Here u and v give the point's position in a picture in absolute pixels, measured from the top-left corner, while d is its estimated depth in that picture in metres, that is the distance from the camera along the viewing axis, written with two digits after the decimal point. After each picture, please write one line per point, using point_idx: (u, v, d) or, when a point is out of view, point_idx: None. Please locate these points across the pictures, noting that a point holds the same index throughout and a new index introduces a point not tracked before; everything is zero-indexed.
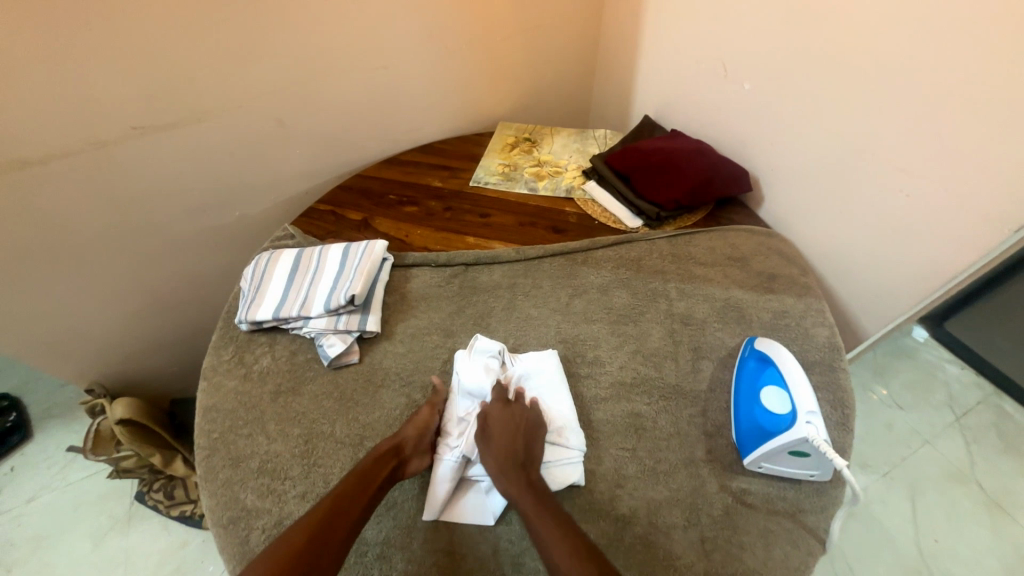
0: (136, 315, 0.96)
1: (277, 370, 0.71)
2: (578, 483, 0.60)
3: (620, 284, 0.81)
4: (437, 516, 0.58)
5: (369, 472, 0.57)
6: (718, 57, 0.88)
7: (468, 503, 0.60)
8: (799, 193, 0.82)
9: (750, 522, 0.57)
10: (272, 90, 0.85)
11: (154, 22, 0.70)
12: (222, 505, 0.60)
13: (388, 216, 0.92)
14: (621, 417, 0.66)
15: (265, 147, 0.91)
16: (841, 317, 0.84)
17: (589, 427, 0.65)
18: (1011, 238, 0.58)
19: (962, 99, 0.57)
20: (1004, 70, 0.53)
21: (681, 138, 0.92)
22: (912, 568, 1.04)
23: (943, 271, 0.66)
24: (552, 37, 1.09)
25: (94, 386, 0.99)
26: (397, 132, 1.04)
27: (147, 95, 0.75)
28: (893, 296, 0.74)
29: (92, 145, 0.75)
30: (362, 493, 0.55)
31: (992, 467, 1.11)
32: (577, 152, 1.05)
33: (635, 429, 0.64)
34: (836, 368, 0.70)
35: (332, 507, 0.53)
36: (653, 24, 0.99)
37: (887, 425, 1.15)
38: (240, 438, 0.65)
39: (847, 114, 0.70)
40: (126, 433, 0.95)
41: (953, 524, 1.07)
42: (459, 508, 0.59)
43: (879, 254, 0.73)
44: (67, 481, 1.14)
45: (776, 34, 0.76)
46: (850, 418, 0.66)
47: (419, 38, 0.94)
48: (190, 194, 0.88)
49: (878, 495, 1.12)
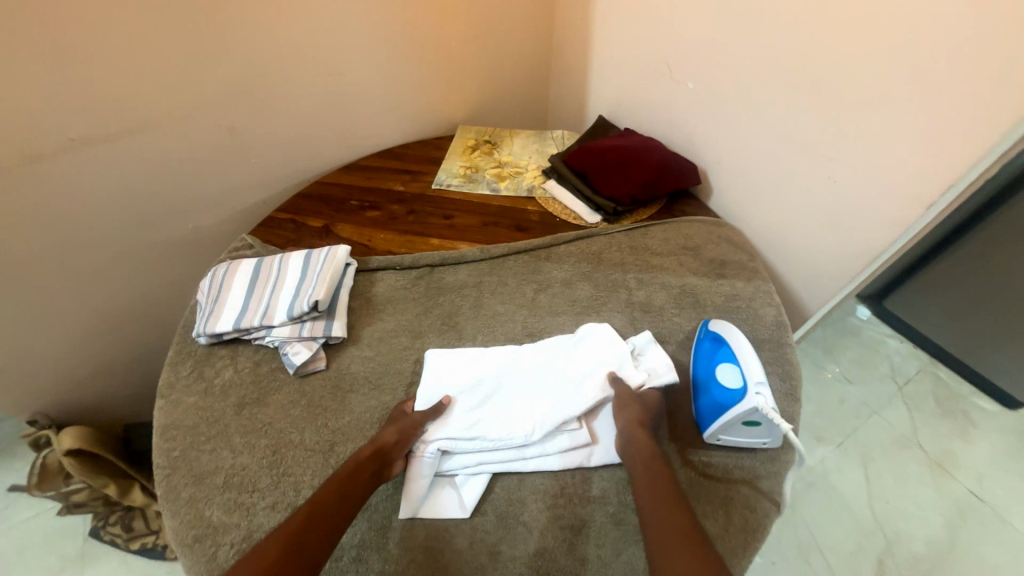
0: (84, 337, 0.91)
1: (240, 382, 0.69)
2: (550, 469, 0.62)
3: (583, 277, 0.83)
4: (413, 514, 0.59)
5: (348, 477, 0.55)
6: (662, 57, 0.92)
7: (445, 497, 0.61)
8: (743, 184, 0.88)
9: (711, 492, 0.61)
10: (222, 96, 0.83)
11: (92, 29, 0.68)
12: (187, 524, 0.58)
13: (350, 221, 0.91)
14: None
15: (218, 155, 0.89)
16: (788, 298, 0.90)
17: None
18: (925, 215, 0.64)
19: (875, 93, 0.64)
20: (907, 66, 0.60)
21: (633, 136, 0.96)
22: (867, 529, 1.08)
23: (870, 249, 0.72)
24: (507, 41, 1.12)
25: (38, 416, 0.93)
26: (356, 137, 1.04)
27: (86, 105, 0.72)
28: (830, 275, 0.80)
29: (25, 159, 0.70)
30: (342, 498, 0.53)
31: (930, 430, 1.22)
32: (536, 152, 1.08)
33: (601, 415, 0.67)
34: (783, 344, 0.75)
35: (312, 511, 0.51)
36: (602, 26, 1.04)
37: (841, 401, 1.27)
38: (203, 454, 0.63)
39: (779, 106, 0.76)
40: (76, 465, 0.89)
41: (903, 488, 1.13)
42: (436, 503, 0.60)
43: (815, 236, 0.79)
44: (9, 523, 1.05)
45: (714, 34, 0.81)
46: (798, 388, 0.71)
47: (373, 42, 0.94)
48: (138, 207, 0.85)
49: (834, 464, 1.17)
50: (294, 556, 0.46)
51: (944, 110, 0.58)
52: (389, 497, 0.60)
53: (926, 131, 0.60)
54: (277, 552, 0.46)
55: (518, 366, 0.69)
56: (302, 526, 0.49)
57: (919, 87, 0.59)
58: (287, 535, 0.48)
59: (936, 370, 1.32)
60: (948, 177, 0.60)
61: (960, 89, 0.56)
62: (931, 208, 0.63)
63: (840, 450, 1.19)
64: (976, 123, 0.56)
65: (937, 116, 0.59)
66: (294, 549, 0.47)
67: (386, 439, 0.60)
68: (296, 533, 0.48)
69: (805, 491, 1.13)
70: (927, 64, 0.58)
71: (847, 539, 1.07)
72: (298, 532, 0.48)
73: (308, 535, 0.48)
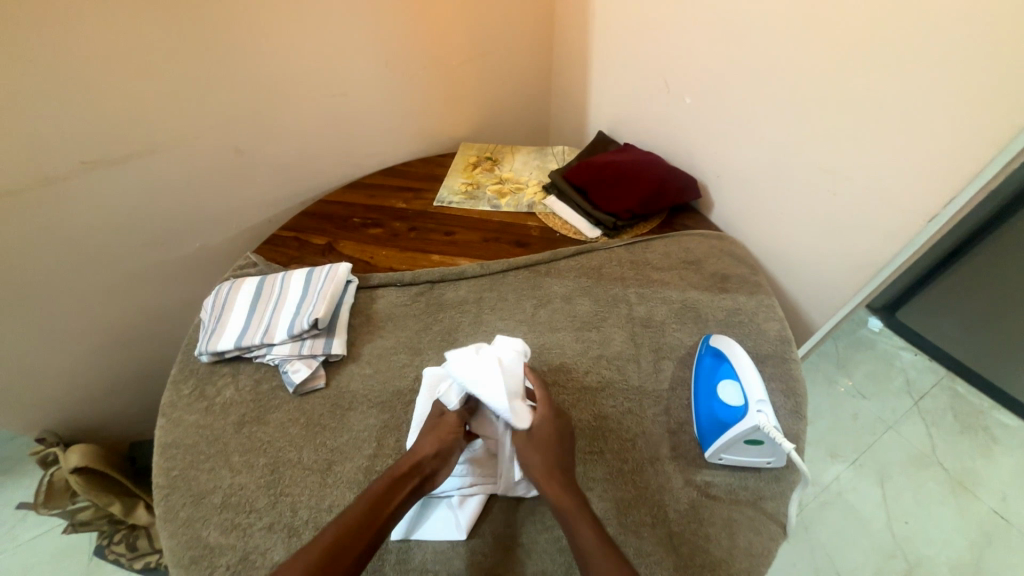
0: (93, 355, 0.93)
1: (241, 401, 0.69)
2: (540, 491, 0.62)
3: (583, 293, 0.83)
4: (406, 536, 0.58)
5: (383, 497, 0.54)
6: (660, 74, 0.94)
7: (437, 519, 0.59)
8: (743, 197, 0.88)
9: (714, 514, 0.59)
10: (230, 119, 0.86)
11: (108, 58, 0.71)
12: (184, 545, 0.58)
13: (352, 239, 0.92)
14: (589, 422, 0.67)
15: (225, 176, 0.91)
16: (793, 312, 0.89)
17: None
18: (926, 228, 0.64)
19: (872, 105, 0.64)
20: (903, 79, 0.60)
21: (633, 151, 0.97)
22: (886, 551, 1.04)
23: (875, 262, 0.71)
24: (507, 62, 1.15)
25: (46, 434, 0.94)
26: (360, 157, 1.06)
27: (100, 130, 0.75)
28: (834, 289, 0.79)
29: (41, 183, 0.73)
30: (368, 528, 0.52)
31: (949, 447, 1.18)
32: (537, 169, 1.09)
33: (601, 432, 0.66)
34: (788, 360, 0.74)
35: (339, 538, 0.50)
36: (600, 45, 1.06)
37: (855, 416, 1.23)
38: (202, 473, 0.63)
39: (777, 120, 0.76)
40: (81, 483, 0.90)
41: (923, 508, 1.09)
42: (427, 526, 0.59)
43: (818, 250, 0.78)
44: (17, 541, 1.06)
45: (710, 50, 0.82)
46: (803, 405, 0.69)
47: (376, 64, 0.97)
48: (147, 227, 0.87)
49: (849, 482, 1.13)
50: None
51: (941, 122, 0.58)
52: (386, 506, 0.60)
53: (924, 143, 0.60)
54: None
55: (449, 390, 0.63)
56: (323, 561, 0.48)
57: (912, 101, 0.60)
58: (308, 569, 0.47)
59: (954, 384, 1.28)
60: (949, 189, 0.60)
61: (955, 102, 0.56)
62: (931, 221, 0.63)
63: (856, 467, 1.16)
64: (974, 136, 0.56)
65: (934, 128, 0.59)
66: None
67: (428, 446, 0.59)
68: (318, 566, 0.47)
69: (819, 511, 1.10)
70: (921, 77, 0.58)
71: (866, 561, 1.03)
72: (322, 561, 0.48)
73: (331, 563, 0.48)
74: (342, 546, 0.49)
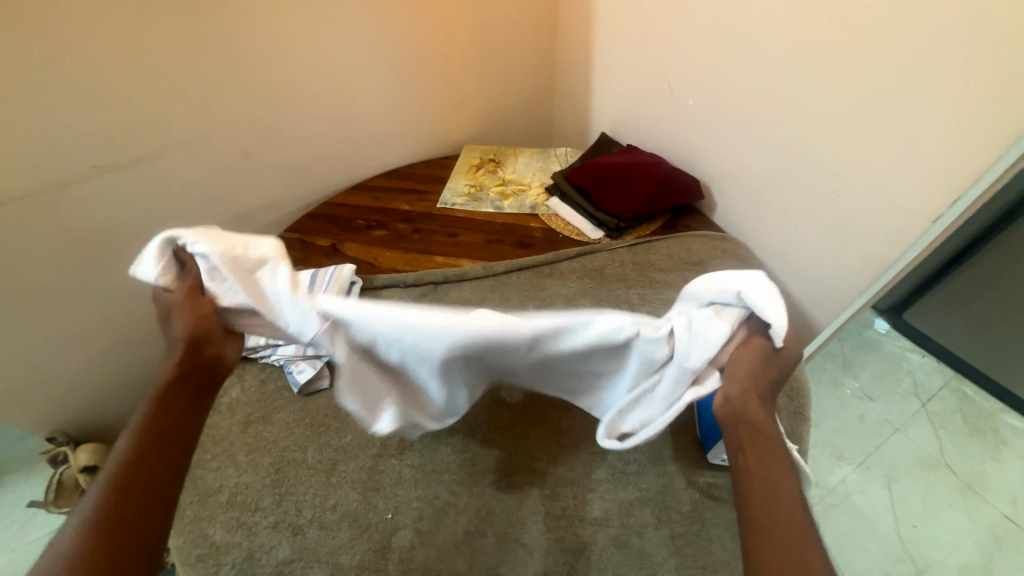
0: (102, 355, 0.94)
1: (246, 401, 0.70)
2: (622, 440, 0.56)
3: (586, 294, 0.83)
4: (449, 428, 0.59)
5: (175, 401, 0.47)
6: (662, 76, 0.94)
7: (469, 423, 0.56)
8: (746, 199, 0.88)
9: (717, 515, 0.60)
10: (237, 123, 0.87)
11: (119, 64, 0.72)
12: (191, 542, 0.59)
13: (356, 241, 0.93)
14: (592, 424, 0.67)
15: (232, 179, 0.92)
16: (797, 314, 0.89)
17: (560, 435, 0.66)
18: (931, 229, 0.63)
19: (874, 106, 0.64)
20: (906, 80, 0.60)
21: (636, 152, 0.97)
22: (893, 554, 1.03)
23: (879, 264, 0.71)
24: (510, 64, 1.15)
25: (57, 433, 0.96)
26: (364, 160, 1.07)
27: (111, 134, 0.76)
28: (838, 291, 0.79)
29: (54, 186, 0.75)
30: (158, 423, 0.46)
31: (956, 449, 1.16)
32: (540, 170, 1.09)
33: None
34: (792, 361, 0.73)
35: (137, 445, 0.44)
36: (603, 47, 1.06)
37: (861, 418, 1.22)
38: (208, 473, 0.64)
39: (779, 121, 0.76)
40: (90, 481, 0.93)
41: (932, 512, 1.08)
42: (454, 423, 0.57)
43: (822, 251, 0.78)
44: (28, 540, 1.07)
45: (713, 51, 0.82)
46: (807, 407, 0.69)
47: (380, 67, 0.98)
48: (156, 230, 0.88)
49: (856, 485, 1.12)
50: (143, 500, 0.42)
51: (943, 122, 0.58)
52: (406, 496, 0.62)
53: (927, 143, 0.60)
54: (113, 508, 0.41)
55: (644, 322, 0.45)
56: (135, 473, 0.43)
57: (914, 101, 0.60)
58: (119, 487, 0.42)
59: (962, 386, 1.27)
60: (952, 190, 0.59)
61: (956, 102, 0.56)
62: (936, 221, 0.62)
63: (863, 469, 1.15)
64: (979, 135, 0.56)
65: (937, 129, 0.59)
66: (132, 498, 0.42)
67: (191, 332, 0.48)
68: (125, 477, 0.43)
69: (826, 514, 1.09)
70: (923, 77, 0.58)
71: (873, 564, 1.02)
72: (135, 468, 0.43)
73: (137, 470, 0.43)
74: (143, 454, 0.44)
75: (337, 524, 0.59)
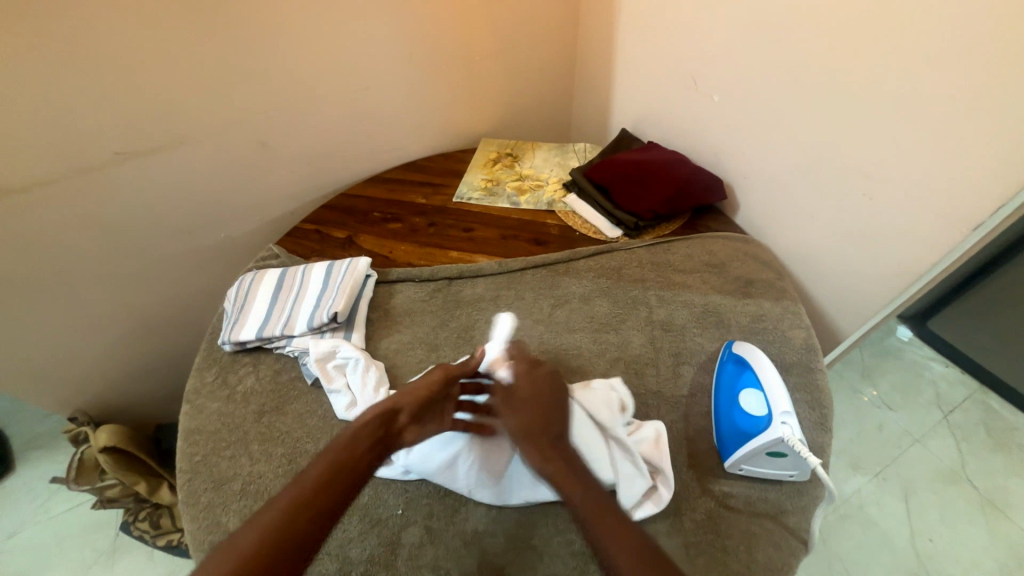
0: (122, 339, 0.96)
1: (261, 391, 0.71)
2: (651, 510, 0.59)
3: (601, 294, 0.82)
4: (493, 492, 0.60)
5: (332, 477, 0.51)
6: (687, 71, 0.91)
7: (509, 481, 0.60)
8: (771, 200, 0.85)
9: (732, 526, 0.58)
10: (254, 113, 0.87)
11: (138, 53, 0.73)
12: (204, 530, 0.59)
13: (372, 233, 0.93)
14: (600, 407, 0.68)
15: (250, 169, 0.93)
16: (819, 320, 0.86)
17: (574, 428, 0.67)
18: (970, 237, 0.60)
19: (912, 106, 0.61)
20: (949, 79, 0.56)
21: (657, 150, 0.94)
22: (908, 568, 1.00)
23: (911, 271, 0.68)
24: (530, 56, 1.13)
25: (78, 413, 0.99)
26: (381, 151, 1.07)
27: (131, 122, 0.77)
28: (867, 297, 0.76)
29: (77, 173, 0.76)
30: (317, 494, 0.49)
31: (980, 464, 1.13)
32: (558, 166, 1.08)
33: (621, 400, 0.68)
34: (814, 369, 0.71)
35: (300, 496, 0.49)
36: (626, 41, 1.03)
37: (880, 427, 1.19)
38: (223, 460, 0.64)
39: (810, 121, 0.73)
40: (109, 462, 0.94)
41: (951, 526, 1.05)
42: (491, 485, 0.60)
43: (850, 256, 0.75)
44: (50, 514, 1.11)
45: (742, 47, 0.79)
46: (828, 417, 0.67)
47: (398, 58, 0.96)
48: (175, 217, 0.89)
49: (872, 496, 1.10)
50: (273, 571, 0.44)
51: (989, 124, 0.55)
52: (416, 493, 0.62)
53: (969, 147, 0.57)
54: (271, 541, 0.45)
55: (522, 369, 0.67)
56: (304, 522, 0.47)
57: (958, 101, 0.56)
58: (290, 520, 0.47)
59: (987, 398, 1.23)
60: (996, 197, 0.56)
61: (1004, 104, 0.53)
62: (977, 229, 0.59)
63: (879, 480, 1.12)
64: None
65: (981, 133, 0.55)
66: (293, 532, 0.46)
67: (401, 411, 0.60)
68: (288, 522, 0.47)
69: (839, 523, 1.06)
70: (969, 76, 0.55)
71: None
72: (310, 503, 0.49)
73: (298, 515, 0.47)
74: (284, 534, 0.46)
75: (347, 518, 0.60)
